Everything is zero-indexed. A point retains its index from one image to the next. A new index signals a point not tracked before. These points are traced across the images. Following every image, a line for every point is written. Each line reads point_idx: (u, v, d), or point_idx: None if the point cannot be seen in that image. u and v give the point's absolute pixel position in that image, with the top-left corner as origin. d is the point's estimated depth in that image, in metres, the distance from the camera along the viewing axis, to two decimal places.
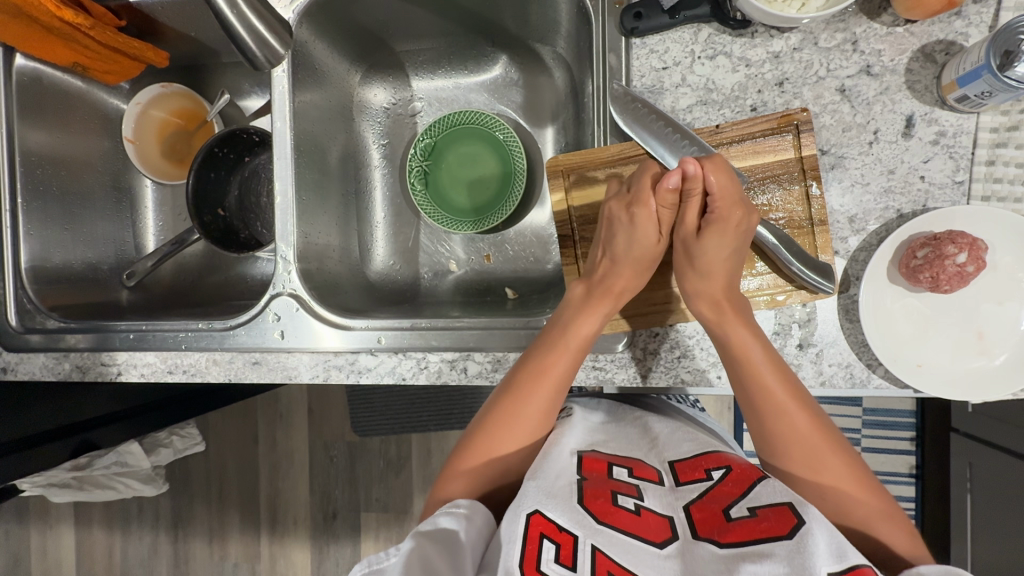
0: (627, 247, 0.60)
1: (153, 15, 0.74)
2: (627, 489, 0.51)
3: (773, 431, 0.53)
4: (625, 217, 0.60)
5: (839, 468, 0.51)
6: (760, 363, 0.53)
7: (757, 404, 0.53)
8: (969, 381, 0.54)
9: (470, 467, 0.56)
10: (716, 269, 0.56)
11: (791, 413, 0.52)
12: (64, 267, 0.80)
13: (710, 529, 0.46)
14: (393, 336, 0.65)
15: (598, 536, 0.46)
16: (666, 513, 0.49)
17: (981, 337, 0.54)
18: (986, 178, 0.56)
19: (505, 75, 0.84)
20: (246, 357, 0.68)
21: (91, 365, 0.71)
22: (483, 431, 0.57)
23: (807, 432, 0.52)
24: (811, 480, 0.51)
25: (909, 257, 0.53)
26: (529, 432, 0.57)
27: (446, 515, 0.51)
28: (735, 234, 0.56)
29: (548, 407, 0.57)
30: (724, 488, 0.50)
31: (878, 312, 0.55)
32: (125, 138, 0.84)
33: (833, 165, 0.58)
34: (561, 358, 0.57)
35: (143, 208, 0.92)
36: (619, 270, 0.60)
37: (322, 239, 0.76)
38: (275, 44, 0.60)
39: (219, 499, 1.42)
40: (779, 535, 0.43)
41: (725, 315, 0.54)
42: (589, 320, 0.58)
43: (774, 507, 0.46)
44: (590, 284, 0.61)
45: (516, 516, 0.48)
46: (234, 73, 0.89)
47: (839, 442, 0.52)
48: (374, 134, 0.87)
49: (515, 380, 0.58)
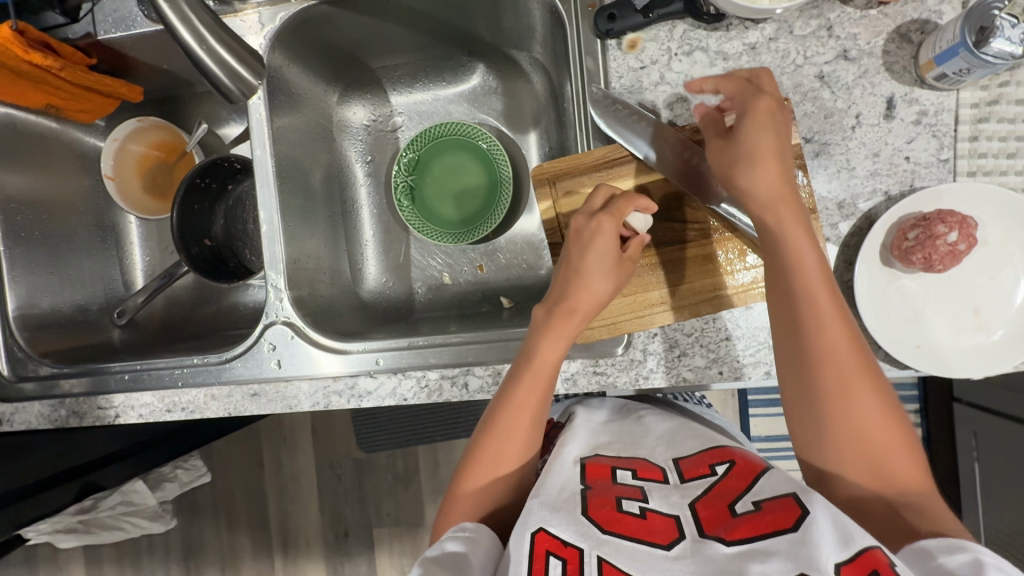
0: (591, 271, 0.57)
1: (124, 52, 0.73)
2: (632, 493, 0.50)
3: (812, 352, 0.49)
4: (591, 227, 0.57)
5: (870, 398, 0.47)
6: (809, 271, 0.49)
7: (805, 322, 0.49)
8: (969, 358, 0.54)
9: (468, 492, 0.56)
10: (768, 175, 0.51)
11: (837, 330, 0.48)
12: (53, 311, 0.79)
13: (715, 527, 0.45)
14: (391, 357, 0.65)
15: (604, 547, 0.45)
16: (672, 512, 0.48)
17: (979, 314, 0.54)
18: (970, 154, 0.56)
19: (483, 83, 0.84)
20: (244, 389, 0.67)
21: (86, 410, 0.70)
22: (470, 474, 0.56)
23: (849, 350, 0.48)
24: (837, 411, 0.47)
25: (900, 239, 0.53)
26: (514, 465, 0.56)
27: (452, 539, 0.51)
28: (769, 119, 0.52)
29: (529, 437, 0.57)
30: (729, 483, 0.49)
31: (875, 297, 0.56)
32: (105, 176, 0.83)
33: (818, 152, 0.58)
34: (534, 391, 0.56)
35: (129, 244, 0.91)
36: (583, 284, 0.57)
37: (312, 263, 0.75)
38: (248, 75, 0.60)
39: (229, 527, 1.41)
40: (784, 528, 0.43)
41: (782, 215, 0.50)
42: (554, 344, 0.57)
43: (780, 500, 0.45)
44: (551, 310, 0.58)
45: (521, 534, 0.48)
46: (210, 102, 0.88)
47: (881, 379, 0.48)
48: (357, 152, 0.86)
49: (495, 416, 0.57)
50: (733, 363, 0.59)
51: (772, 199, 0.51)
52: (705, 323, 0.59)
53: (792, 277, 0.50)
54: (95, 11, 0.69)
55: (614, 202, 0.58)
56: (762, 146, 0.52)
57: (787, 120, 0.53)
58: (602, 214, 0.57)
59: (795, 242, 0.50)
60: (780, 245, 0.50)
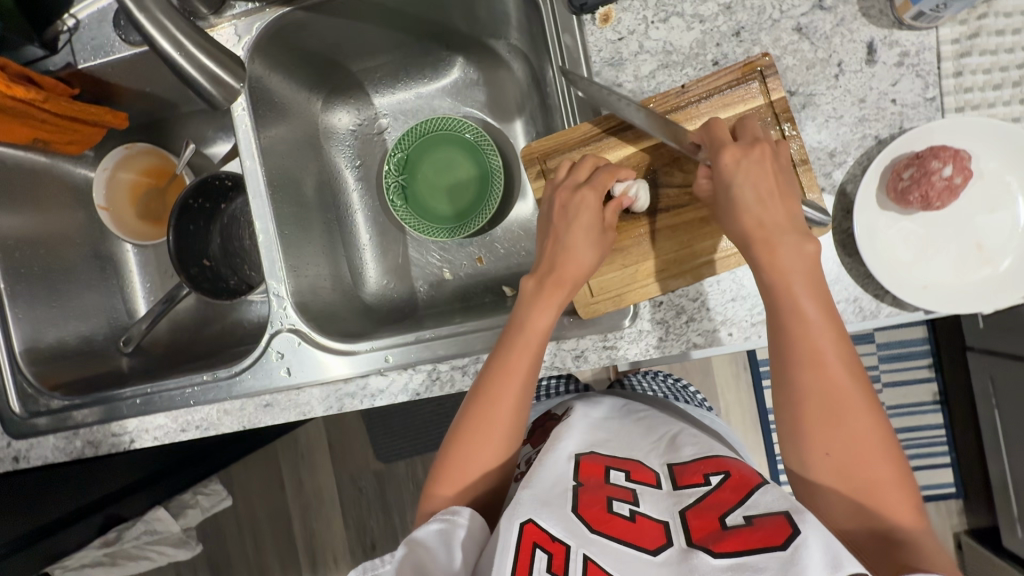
0: (574, 236, 0.58)
1: (105, 79, 0.73)
2: (623, 494, 0.50)
3: (798, 389, 0.48)
4: (575, 201, 0.58)
5: (860, 437, 0.46)
6: (798, 303, 0.49)
7: (794, 354, 0.48)
8: (977, 293, 0.54)
9: (451, 473, 0.56)
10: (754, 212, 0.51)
11: (826, 367, 0.47)
12: (60, 344, 0.79)
13: (704, 536, 0.45)
14: (400, 352, 0.65)
15: (590, 546, 0.45)
16: (662, 518, 0.48)
17: (982, 248, 0.54)
18: (957, 90, 0.56)
19: (464, 76, 0.84)
20: (256, 401, 0.67)
21: (101, 438, 0.70)
22: (457, 448, 0.56)
23: (837, 387, 0.47)
24: (822, 448, 0.47)
25: (895, 180, 0.54)
26: (502, 435, 0.56)
27: (439, 520, 0.51)
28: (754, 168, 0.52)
29: (517, 413, 0.56)
30: (721, 494, 0.48)
31: (876, 242, 0.55)
32: (98, 207, 0.83)
33: (804, 104, 0.58)
34: (522, 358, 0.56)
35: (129, 273, 0.91)
36: (570, 255, 0.58)
37: (312, 270, 0.75)
38: (229, 79, 0.61)
39: (254, 551, 1.40)
40: (773, 546, 0.41)
41: (767, 255, 0.50)
42: (543, 314, 0.57)
43: (773, 516, 0.44)
44: (541, 281, 0.58)
45: (510, 523, 0.48)
46: (196, 122, 0.88)
47: (877, 412, 0.47)
48: (346, 158, 0.86)
49: (483, 384, 0.57)
50: (742, 320, 0.58)
51: (756, 239, 0.51)
52: (705, 288, 0.59)
53: (781, 311, 0.50)
54: (73, 40, 0.70)
55: (597, 175, 0.58)
56: (745, 198, 0.51)
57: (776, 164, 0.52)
58: (585, 187, 0.57)
59: (784, 268, 0.50)
60: (767, 275, 0.50)
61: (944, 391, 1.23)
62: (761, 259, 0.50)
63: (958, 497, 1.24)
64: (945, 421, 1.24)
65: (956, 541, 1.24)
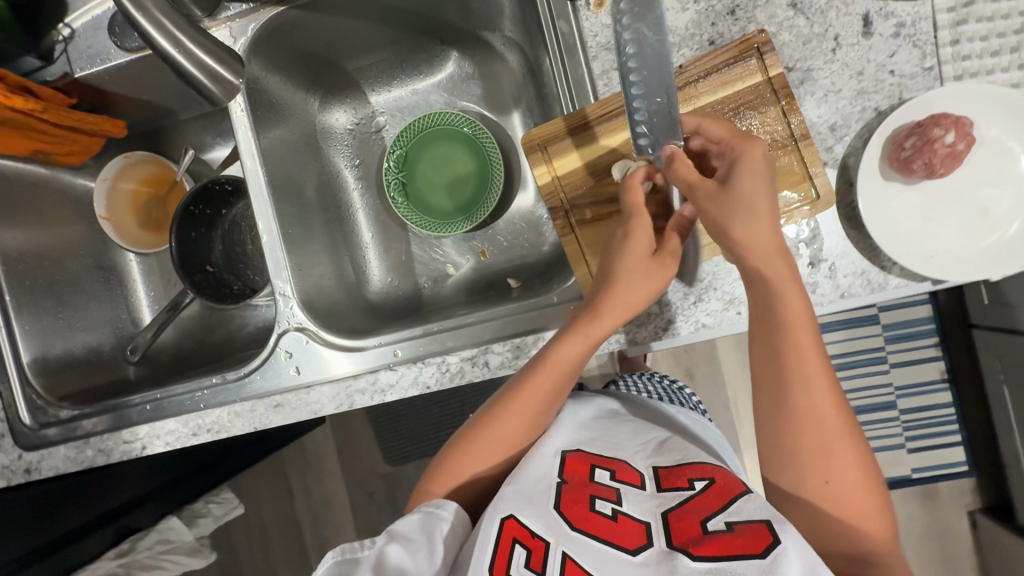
0: (623, 265, 0.54)
1: (102, 87, 0.73)
2: (607, 493, 0.51)
3: (798, 416, 0.49)
4: (621, 232, 0.55)
5: (851, 463, 0.48)
6: (801, 329, 0.49)
7: (792, 381, 0.49)
8: (984, 259, 0.54)
9: (449, 475, 0.58)
10: (761, 228, 0.49)
11: (825, 394, 0.48)
12: (66, 355, 0.79)
13: (685, 539, 0.46)
14: (409, 346, 0.65)
15: (569, 543, 0.47)
16: (643, 518, 0.49)
17: (987, 214, 0.54)
18: (955, 58, 0.56)
19: (459, 70, 0.84)
20: (267, 402, 0.67)
21: (112, 446, 0.70)
22: (462, 453, 0.58)
23: (834, 416, 0.49)
24: (818, 474, 0.48)
25: (897, 150, 0.54)
26: (503, 451, 0.58)
27: (428, 512, 0.53)
28: (763, 165, 0.50)
29: (523, 432, 0.58)
30: (705, 499, 0.48)
31: (881, 213, 0.55)
32: (100, 217, 0.83)
33: (803, 79, 0.58)
34: (544, 384, 0.56)
35: (132, 283, 0.91)
36: (615, 284, 0.54)
37: (317, 270, 0.75)
38: (227, 74, 0.61)
39: (266, 560, 1.39)
40: (753, 553, 0.43)
41: (776, 275, 0.49)
42: (577, 345, 0.56)
43: (753, 524, 0.45)
44: (579, 310, 0.57)
45: (491, 519, 0.49)
46: (193, 128, 0.88)
47: (856, 432, 0.49)
48: (345, 157, 0.87)
49: (502, 400, 0.58)
50: None
51: (762, 258, 0.49)
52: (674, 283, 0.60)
53: (785, 337, 0.49)
54: (69, 50, 0.70)
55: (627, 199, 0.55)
56: (760, 196, 0.49)
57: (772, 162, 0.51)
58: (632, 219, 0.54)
59: (786, 295, 0.49)
60: (768, 302, 0.50)
61: (952, 370, 1.22)
62: (771, 281, 0.49)
63: (971, 476, 1.23)
64: (955, 400, 1.23)
65: (972, 519, 1.23)
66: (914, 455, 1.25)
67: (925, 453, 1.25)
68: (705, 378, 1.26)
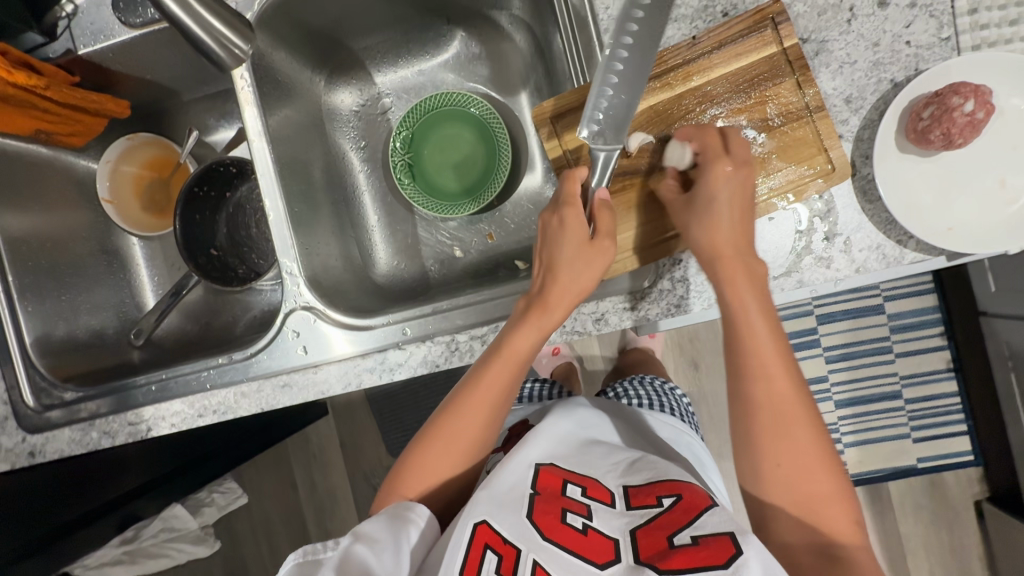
0: (566, 262, 0.55)
1: (105, 65, 0.73)
2: (578, 507, 0.50)
3: (755, 400, 0.49)
4: (555, 222, 0.57)
5: (806, 446, 0.47)
6: (751, 319, 0.50)
7: (746, 367, 0.50)
8: (1002, 230, 0.53)
9: (412, 474, 0.57)
10: (718, 232, 0.52)
11: (778, 378, 0.49)
12: (70, 338, 0.78)
13: (652, 554, 0.45)
14: (417, 325, 0.64)
15: (538, 552, 0.47)
16: (612, 535, 0.48)
17: (1005, 185, 0.53)
18: (972, 29, 0.55)
19: (466, 50, 0.83)
20: (273, 381, 0.66)
21: (118, 429, 0.70)
22: (422, 449, 0.58)
23: (786, 402, 0.48)
24: (770, 456, 0.48)
25: (915, 121, 0.53)
26: (464, 447, 0.57)
27: (395, 515, 0.52)
28: (727, 180, 0.52)
29: (483, 425, 0.58)
30: (673, 516, 0.47)
31: (897, 186, 0.55)
32: (102, 199, 0.82)
33: (818, 51, 0.57)
34: (497, 377, 0.57)
35: (135, 267, 0.90)
36: (558, 276, 0.55)
37: (324, 251, 0.74)
38: (234, 37, 0.62)
39: (269, 552, 1.38)
40: (716, 565, 0.42)
41: (725, 270, 0.51)
42: (528, 335, 0.56)
43: (717, 536, 0.44)
44: (528, 304, 0.57)
45: (464, 523, 0.50)
46: (198, 110, 0.88)
47: (818, 426, 0.48)
48: (350, 139, 0.86)
49: (457, 396, 0.58)
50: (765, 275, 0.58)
51: (716, 253, 0.52)
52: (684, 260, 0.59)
53: (739, 326, 0.50)
54: (72, 26, 0.69)
55: (562, 191, 0.57)
56: (719, 212, 0.52)
57: (747, 180, 0.52)
58: (563, 207, 0.56)
59: (726, 291, 0.51)
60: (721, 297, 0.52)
61: (958, 358, 1.22)
62: (719, 275, 0.51)
63: (978, 466, 1.22)
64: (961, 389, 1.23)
65: (978, 509, 1.21)
66: (920, 445, 1.24)
67: (931, 443, 1.24)
68: (711, 368, 1.25)
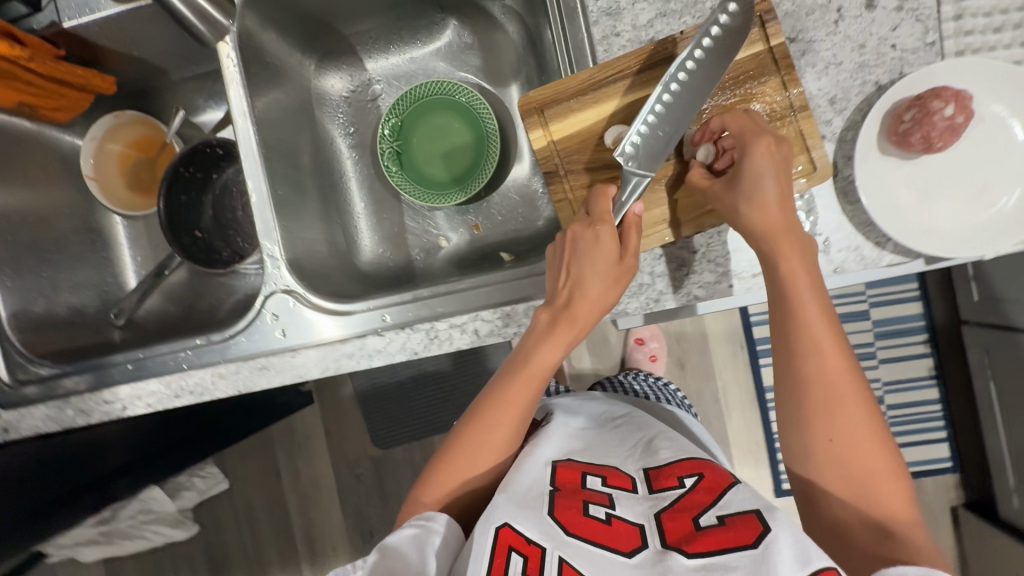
0: (596, 279, 0.53)
1: (91, 39, 0.72)
2: (599, 498, 0.50)
3: (807, 373, 0.48)
4: (590, 238, 0.54)
5: (859, 420, 0.47)
6: (805, 292, 0.48)
7: (798, 340, 0.48)
8: (980, 234, 0.53)
9: (437, 488, 0.55)
10: (767, 208, 0.50)
11: (830, 351, 0.48)
12: (49, 314, 0.79)
13: (679, 537, 0.45)
14: (397, 311, 0.64)
15: (565, 548, 0.45)
16: (637, 521, 0.47)
17: (983, 191, 0.54)
18: (956, 34, 0.55)
19: (458, 39, 0.83)
20: (251, 364, 0.66)
21: (93, 407, 0.69)
22: (446, 464, 0.56)
23: (839, 374, 0.47)
24: (824, 431, 0.47)
25: (896, 124, 0.53)
26: (488, 461, 0.56)
27: (413, 527, 0.51)
28: (771, 159, 0.50)
29: (509, 438, 0.56)
30: (695, 497, 0.48)
31: (878, 187, 0.55)
32: (86, 176, 0.81)
33: (804, 51, 0.57)
34: (522, 391, 0.56)
35: (118, 246, 0.89)
36: (583, 291, 0.54)
37: (308, 234, 0.74)
38: (218, 15, 0.64)
39: (251, 539, 1.38)
40: (745, 545, 0.42)
41: (778, 245, 0.50)
42: (553, 350, 0.56)
43: (743, 515, 0.44)
44: (552, 317, 0.55)
45: (485, 527, 0.47)
46: (187, 90, 0.87)
47: (869, 401, 0.48)
48: (339, 125, 0.85)
49: (480, 412, 0.57)
50: (744, 273, 0.58)
51: (773, 232, 0.50)
52: (712, 237, 0.58)
53: (790, 298, 0.49)
54: None
55: (595, 208, 0.55)
56: (767, 190, 0.50)
57: (788, 158, 0.51)
58: (598, 223, 0.54)
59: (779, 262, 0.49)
60: (774, 271, 0.50)
61: (940, 366, 1.23)
62: (771, 250, 0.50)
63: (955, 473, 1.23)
64: (942, 397, 1.24)
65: (954, 516, 1.22)
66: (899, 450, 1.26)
67: (910, 449, 1.25)
68: (696, 368, 1.26)
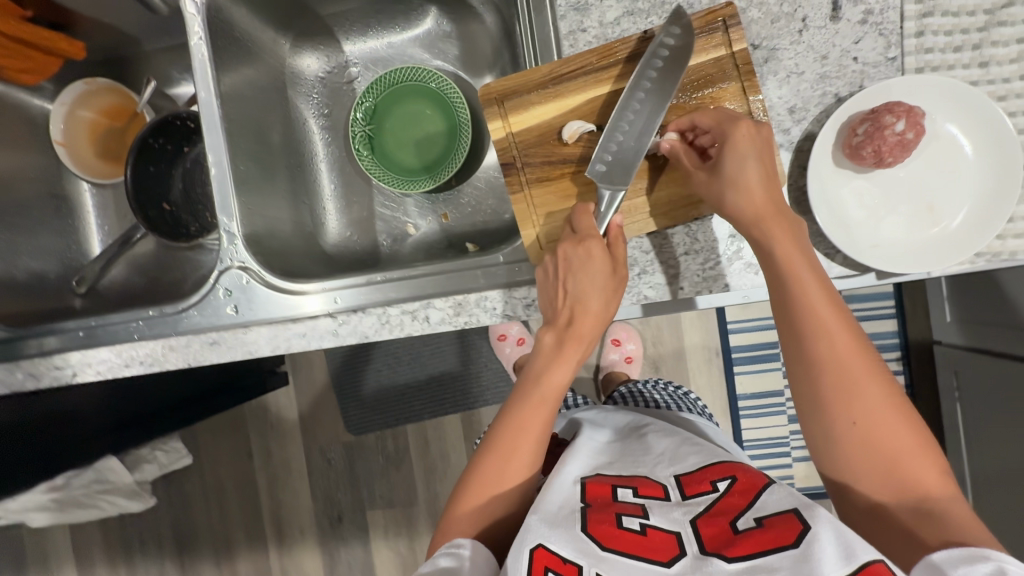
0: (598, 294, 0.53)
1: None
2: (632, 509, 0.47)
3: (823, 359, 0.47)
4: (581, 254, 0.53)
5: (879, 402, 0.45)
6: (809, 285, 0.48)
7: (804, 328, 0.47)
8: (924, 252, 0.54)
9: (460, 523, 0.51)
10: (754, 194, 0.50)
11: (839, 334, 0.47)
12: (6, 278, 0.77)
13: (716, 543, 0.42)
14: (350, 294, 0.64)
15: (603, 564, 0.43)
16: (672, 529, 0.45)
17: (932, 210, 0.54)
18: (918, 51, 0.56)
19: (437, 27, 0.83)
20: (202, 338, 0.66)
21: (43, 371, 0.70)
22: (467, 499, 0.52)
23: (851, 357, 0.46)
24: (845, 418, 0.46)
25: (851, 136, 0.53)
26: (508, 489, 0.52)
27: (446, 554, 0.48)
28: (750, 143, 0.50)
29: (533, 462, 0.53)
30: (730, 500, 0.45)
31: (829, 199, 0.55)
32: (56, 142, 0.81)
33: (766, 58, 0.58)
34: (536, 411, 0.53)
35: (84, 215, 0.90)
36: (587, 307, 0.53)
37: (272, 212, 0.74)
38: None
39: (218, 517, 1.39)
40: (784, 545, 0.40)
41: (772, 232, 0.49)
42: (563, 369, 0.54)
43: (780, 515, 0.43)
44: (557, 337, 0.54)
45: (518, 550, 0.44)
46: (162, 60, 0.86)
47: (887, 380, 0.46)
48: (312, 105, 0.85)
49: (494, 439, 0.53)
50: (693, 277, 0.59)
51: (758, 218, 0.50)
52: (679, 237, 0.58)
53: (795, 291, 0.48)
54: None
55: (579, 225, 0.55)
56: (750, 175, 0.50)
57: (768, 140, 0.51)
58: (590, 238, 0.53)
59: (775, 249, 0.49)
60: (771, 259, 0.49)
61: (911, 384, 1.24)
62: (765, 238, 0.49)
63: None
64: None
65: None
66: None
67: None
68: (670, 373, 1.26)
